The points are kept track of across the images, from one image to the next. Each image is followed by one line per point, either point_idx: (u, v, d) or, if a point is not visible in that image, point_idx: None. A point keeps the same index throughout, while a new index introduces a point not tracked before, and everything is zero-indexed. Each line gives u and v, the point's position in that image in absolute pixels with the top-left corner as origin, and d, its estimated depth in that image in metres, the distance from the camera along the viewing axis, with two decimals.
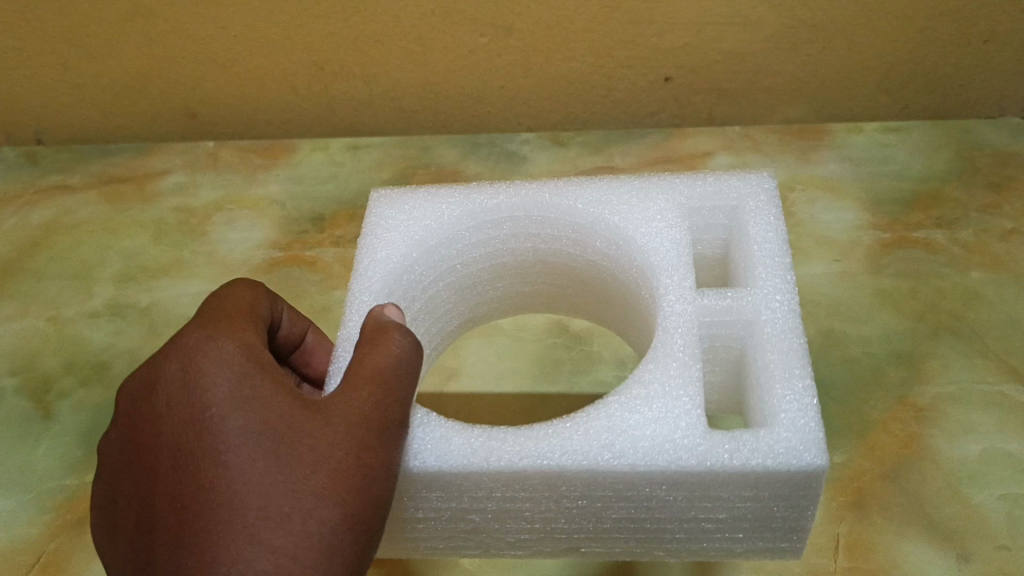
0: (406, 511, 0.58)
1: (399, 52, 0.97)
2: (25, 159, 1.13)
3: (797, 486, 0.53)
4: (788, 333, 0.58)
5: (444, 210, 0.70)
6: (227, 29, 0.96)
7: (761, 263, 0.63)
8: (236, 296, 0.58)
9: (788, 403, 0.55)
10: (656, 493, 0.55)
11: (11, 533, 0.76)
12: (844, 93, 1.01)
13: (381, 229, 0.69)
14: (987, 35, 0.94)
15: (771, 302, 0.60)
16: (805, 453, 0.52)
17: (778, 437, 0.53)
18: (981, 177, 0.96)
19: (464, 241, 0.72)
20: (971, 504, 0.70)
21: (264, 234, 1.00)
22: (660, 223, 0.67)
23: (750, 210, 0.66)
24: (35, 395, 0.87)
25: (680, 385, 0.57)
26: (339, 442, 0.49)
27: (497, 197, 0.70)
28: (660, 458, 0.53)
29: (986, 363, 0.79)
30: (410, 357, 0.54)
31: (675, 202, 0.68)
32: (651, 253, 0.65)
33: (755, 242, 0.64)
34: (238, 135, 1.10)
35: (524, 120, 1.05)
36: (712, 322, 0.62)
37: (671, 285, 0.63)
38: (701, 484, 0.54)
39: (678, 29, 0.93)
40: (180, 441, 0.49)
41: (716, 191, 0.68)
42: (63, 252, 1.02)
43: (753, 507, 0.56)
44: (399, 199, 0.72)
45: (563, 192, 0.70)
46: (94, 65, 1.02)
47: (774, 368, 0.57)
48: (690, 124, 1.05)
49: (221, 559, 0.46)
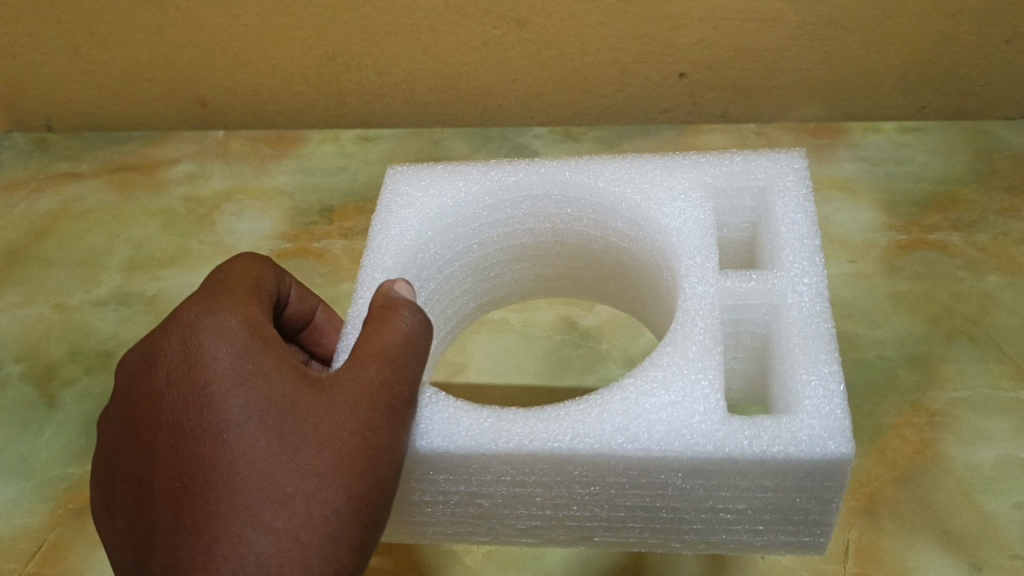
0: (413, 494, 0.57)
1: (411, 44, 0.96)
2: (35, 145, 1.13)
3: (821, 476, 0.52)
4: (815, 316, 0.57)
5: (462, 188, 0.69)
6: (239, 18, 0.95)
7: (788, 245, 0.61)
8: (240, 271, 0.58)
9: (813, 389, 0.54)
10: (673, 481, 0.54)
11: (12, 520, 0.75)
12: (862, 92, 1.00)
13: (396, 206, 0.69)
14: (1010, 35, 0.92)
15: (797, 284, 0.59)
16: (829, 441, 0.51)
17: (803, 424, 0.52)
18: (999, 179, 0.95)
19: (481, 220, 0.71)
20: (984, 511, 0.69)
21: (272, 225, 0.99)
22: (683, 203, 0.66)
23: (778, 191, 0.65)
24: (39, 383, 0.86)
25: (699, 369, 0.56)
26: (345, 421, 0.49)
27: (515, 176, 0.69)
28: (677, 442, 0.52)
29: (1002, 367, 0.78)
30: (418, 334, 0.53)
31: (700, 182, 0.67)
32: (674, 234, 0.64)
33: (783, 223, 0.63)
34: (248, 124, 1.10)
35: (536, 113, 1.04)
36: (734, 306, 0.61)
37: (693, 267, 0.62)
38: (719, 472, 0.53)
39: (695, 25, 0.92)
40: (180, 417, 0.49)
41: (742, 172, 0.66)
42: (72, 239, 1.01)
43: (773, 498, 0.55)
44: (415, 176, 0.71)
45: (583, 171, 0.69)
46: (104, 52, 1.01)
47: (800, 353, 0.56)
48: (704, 121, 1.04)
49: (221, 541, 0.45)
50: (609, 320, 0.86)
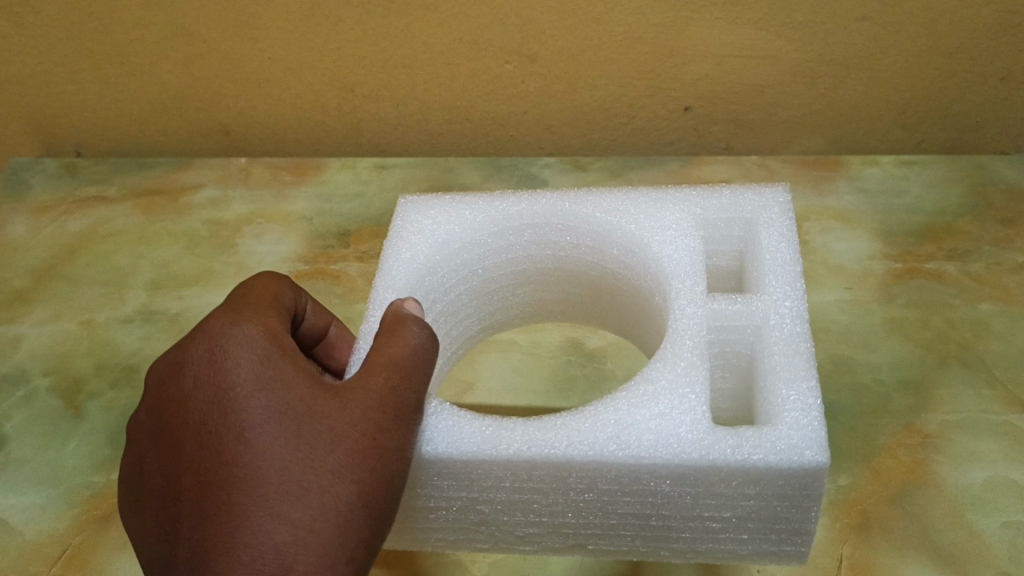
0: (418, 500, 0.60)
1: (428, 77, 1.01)
2: (64, 169, 1.17)
3: (799, 484, 0.55)
4: (796, 337, 0.60)
5: (468, 216, 0.73)
6: (264, 51, 1.00)
7: (772, 271, 0.65)
8: (261, 286, 0.61)
9: (791, 403, 0.56)
10: (662, 489, 0.57)
11: (38, 525, 0.78)
12: (861, 126, 1.03)
13: (407, 232, 0.72)
14: (1003, 73, 0.96)
15: (780, 307, 0.62)
16: (806, 450, 0.54)
17: (781, 434, 0.55)
18: (993, 212, 0.98)
19: (486, 246, 0.75)
20: (973, 530, 0.71)
21: (291, 247, 1.03)
22: (675, 232, 0.70)
23: (763, 223, 0.68)
24: (66, 395, 0.90)
25: (687, 383, 0.59)
26: (356, 424, 0.52)
27: (518, 205, 0.73)
28: (664, 450, 0.55)
29: (994, 393, 0.80)
30: (426, 348, 0.57)
31: (691, 213, 0.71)
32: (665, 261, 0.68)
33: (767, 251, 0.66)
34: (270, 152, 1.14)
35: (546, 144, 1.08)
36: (721, 326, 0.65)
37: (683, 290, 0.65)
38: (704, 479, 0.55)
39: (699, 61, 0.97)
40: (204, 418, 0.52)
41: (731, 205, 0.70)
42: (99, 260, 1.06)
43: (754, 506, 0.57)
44: (425, 205, 0.75)
45: (582, 202, 0.73)
46: (135, 82, 1.06)
47: (781, 370, 0.59)
48: (707, 153, 1.08)
49: (242, 530, 0.48)
50: (612, 343, 0.89)
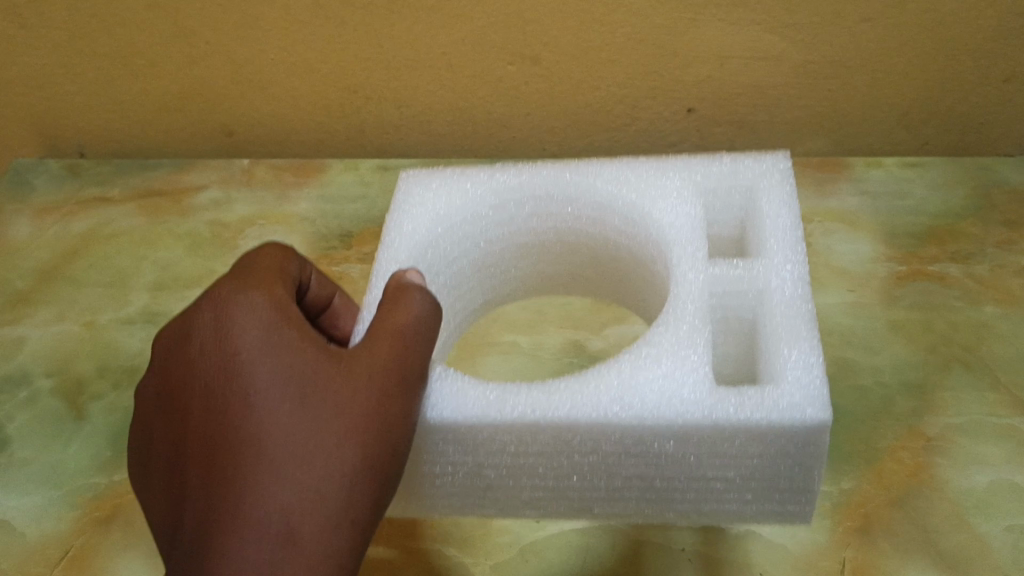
0: (425, 466, 0.62)
1: (430, 78, 1.01)
2: (67, 171, 1.17)
3: (801, 442, 0.56)
4: (797, 299, 0.62)
5: (468, 190, 0.75)
6: (266, 52, 1.00)
7: (773, 236, 0.67)
8: (266, 257, 0.61)
9: (793, 362, 0.58)
10: (667, 450, 0.58)
11: (39, 527, 0.78)
12: (864, 127, 1.03)
13: (408, 204, 0.74)
14: (1008, 74, 0.96)
15: (781, 271, 0.64)
16: (807, 408, 0.55)
17: (783, 393, 0.56)
18: (997, 214, 0.98)
19: (489, 218, 0.77)
20: (977, 533, 0.70)
21: (293, 248, 1.03)
22: (677, 199, 0.72)
23: (764, 187, 0.70)
24: (68, 396, 0.90)
25: (690, 346, 0.61)
26: (362, 388, 0.52)
27: (518, 176, 0.76)
28: (669, 410, 0.56)
29: (998, 396, 0.80)
30: (428, 316, 0.58)
31: (691, 181, 0.73)
32: (666, 227, 0.70)
33: (768, 216, 0.68)
34: (272, 154, 1.14)
35: (548, 146, 1.08)
36: (724, 293, 0.66)
37: (685, 257, 0.67)
38: (708, 437, 0.57)
39: (701, 63, 0.97)
40: (214, 382, 0.52)
41: (732, 172, 0.72)
42: (102, 261, 1.06)
43: (761, 467, 0.59)
44: (426, 179, 0.77)
45: (583, 171, 0.75)
46: (137, 84, 1.07)
47: (783, 331, 0.60)
48: (710, 155, 1.07)
49: (249, 496, 0.48)
50: (614, 344, 0.87)
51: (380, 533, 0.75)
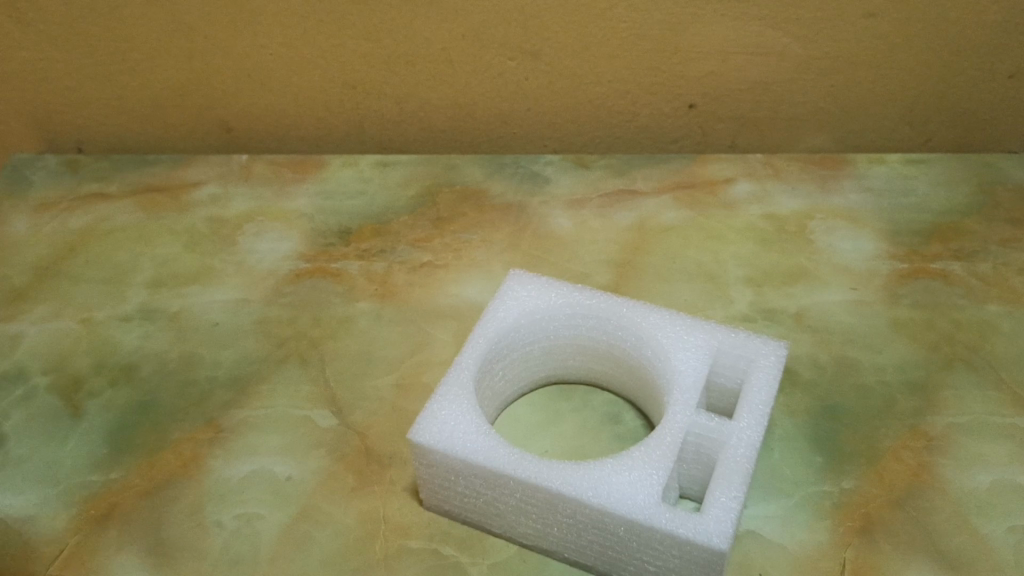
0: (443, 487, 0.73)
1: (430, 74, 1.00)
2: (67, 166, 1.14)
3: (708, 561, 0.65)
4: (743, 457, 0.68)
5: (557, 298, 0.81)
6: (266, 47, 1.00)
7: (745, 405, 0.72)
8: None
9: (716, 506, 0.65)
10: (617, 533, 0.67)
11: (35, 525, 0.78)
12: (868, 123, 1.02)
13: (507, 298, 0.80)
14: (1012, 70, 0.95)
15: (740, 435, 0.69)
16: (715, 537, 0.63)
17: (703, 524, 0.64)
18: (1001, 212, 0.97)
19: (565, 328, 0.82)
20: (980, 534, 0.70)
21: (293, 245, 1.02)
22: (691, 355, 0.76)
23: (758, 369, 0.74)
24: (65, 394, 0.89)
25: (656, 463, 0.68)
26: None
27: (594, 302, 0.80)
28: (615, 511, 0.65)
29: (1001, 395, 0.80)
30: None
31: (709, 346, 0.76)
32: (673, 377, 0.75)
33: (749, 391, 0.73)
34: (271, 149, 1.12)
35: (550, 142, 1.07)
36: (692, 458, 0.73)
37: (675, 401, 0.73)
38: (643, 535, 0.66)
39: (703, 58, 0.96)
40: None
41: (743, 346, 0.76)
42: (99, 257, 1.04)
43: (681, 569, 0.67)
44: (528, 280, 0.82)
45: (634, 314, 0.79)
46: (135, 79, 1.06)
47: (720, 478, 0.67)
48: (712, 151, 1.06)
49: None
50: None
51: (376, 533, 0.75)
